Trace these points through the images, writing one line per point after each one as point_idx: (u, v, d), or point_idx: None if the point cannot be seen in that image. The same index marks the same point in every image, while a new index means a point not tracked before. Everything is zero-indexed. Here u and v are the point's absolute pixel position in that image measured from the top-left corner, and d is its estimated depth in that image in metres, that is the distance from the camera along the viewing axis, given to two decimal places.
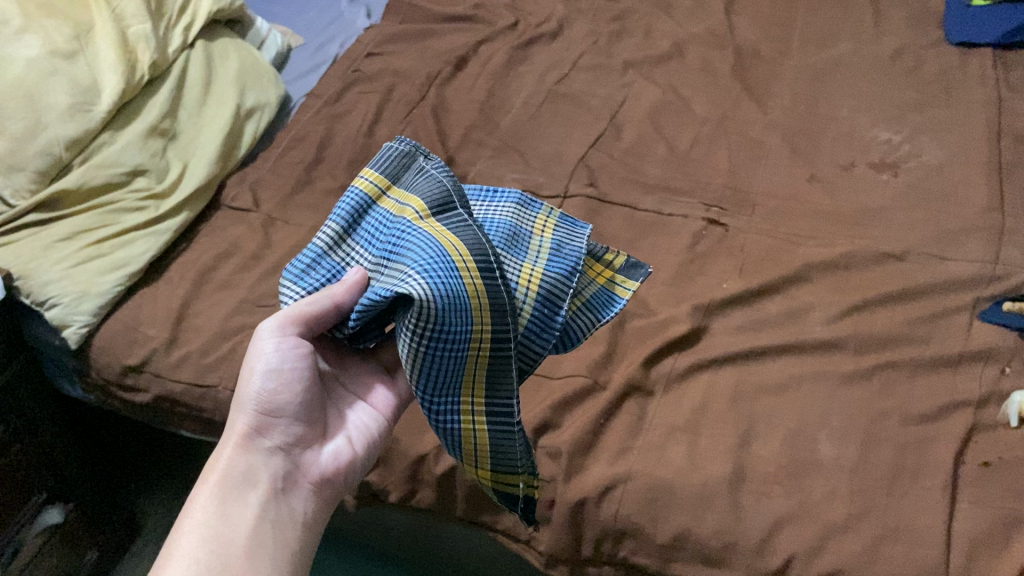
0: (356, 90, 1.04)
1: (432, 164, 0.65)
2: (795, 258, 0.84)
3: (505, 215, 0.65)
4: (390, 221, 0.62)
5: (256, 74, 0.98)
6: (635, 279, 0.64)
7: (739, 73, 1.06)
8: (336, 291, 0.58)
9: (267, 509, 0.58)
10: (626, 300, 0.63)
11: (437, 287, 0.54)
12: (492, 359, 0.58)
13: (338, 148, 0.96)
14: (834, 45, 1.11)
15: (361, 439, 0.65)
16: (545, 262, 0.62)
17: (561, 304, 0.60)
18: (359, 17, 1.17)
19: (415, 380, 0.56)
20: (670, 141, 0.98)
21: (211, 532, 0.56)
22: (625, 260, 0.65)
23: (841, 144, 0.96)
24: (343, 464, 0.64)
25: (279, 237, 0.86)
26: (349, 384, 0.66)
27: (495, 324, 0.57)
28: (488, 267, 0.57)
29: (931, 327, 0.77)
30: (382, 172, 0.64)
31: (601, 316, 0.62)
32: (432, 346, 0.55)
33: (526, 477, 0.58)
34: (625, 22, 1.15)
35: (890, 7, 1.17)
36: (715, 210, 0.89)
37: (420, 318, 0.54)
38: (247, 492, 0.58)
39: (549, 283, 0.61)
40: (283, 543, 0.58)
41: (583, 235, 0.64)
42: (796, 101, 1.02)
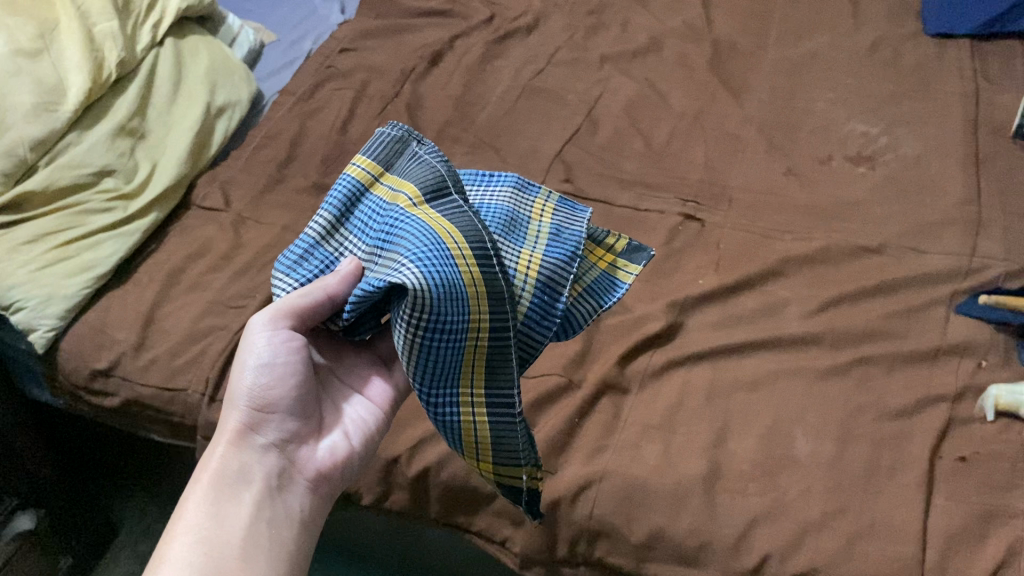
0: (330, 86, 1.03)
1: (425, 148, 0.64)
2: (772, 253, 0.83)
3: (503, 201, 0.65)
4: (383, 207, 0.61)
5: (227, 72, 0.96)
6: (636, 265, 0.63)
7: (717, 67, 1.05)
8: (327, 283, 0.57)
9: (263, 508, 0.57)
10: (628, 286, 0.62)
11: (432, 276, 0.54)
12: (492, 348, 0.57)
13: (311, 146, 0.95)
14: (812, 37, 1.10)
15: (358, 433, 0.64)
16: (545, 248, 0.62)
17: (562, 290, 0.60)
18: (332, 13, 1.15)
19: (412, 371, 0.56)
20: (647, 135, 0.97)
21: (205, 533, 0.55)
22: (626, 244, 0.65)
23: (818, 137, 0.95)
24: (340, 459, 0.63)
25: (250, 237, 0.85)
26: (343, 376, 0.65)
27: (494, 312, 0.56)
28: (486, 255, 0.56)
29: (907, 321, 0.77)
30: (374, 157, 0.64)
31: (603, 302, 0.62)
32: (428, 337, 0.54)
33: (528, 469, 0.57)
34: (602, 15, 1.14)
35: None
36: (691, 205, 0.89)
37: (415, 310, 0.53)
38: (241, 491, 0.57)
39: (547, 269, 0.60)
40: (280, 542, 0.57)
41: (583, 218, 0.64)
42: (774, 94, 1.01)
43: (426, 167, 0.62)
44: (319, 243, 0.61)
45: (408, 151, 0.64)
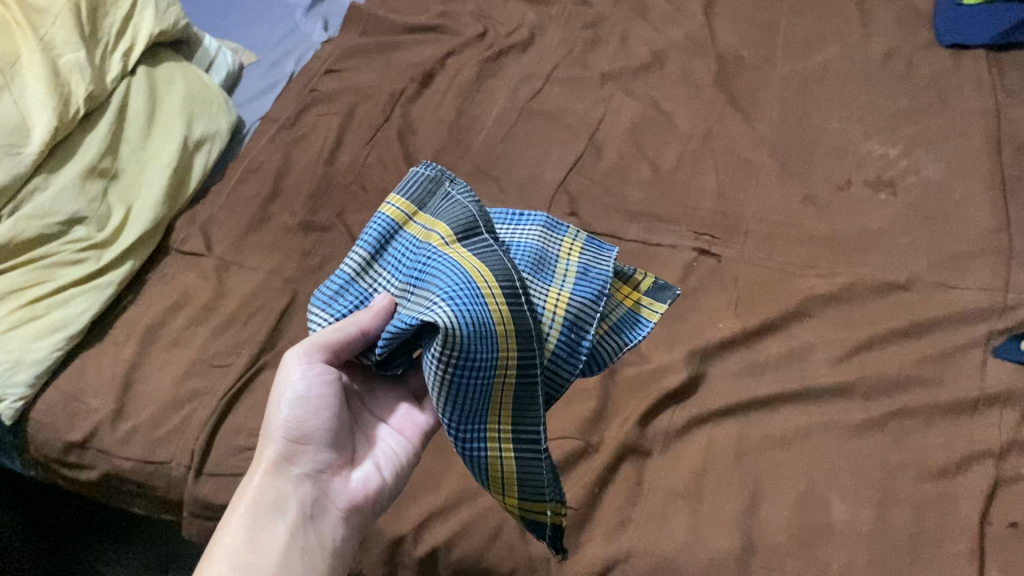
0: (315, 112, 0.97)
1: (457, 189, 0.62)
2: (794, 292, 0.78)
3: (532, 237, 0.62)
4: (416, 246, 0.59)
5: (205, 101, 0.90)
6: (663, 302, 0.60)
7: (724, 83, 1.00)
8: (360, 318, 0.55)
9: (298, 537, 0.55)
10: (654, 322, 0.59)
11: (462, 315, 0.52)
12: (520, 382, 0.55)
13: (297, 180, 0.89)
14: (821, 48, 1.05)
15: (391, 465, 0.62)
16: (571, 286, 0.59)
17: (587, 328, 0.57)
18: (315, 30, 1.08)
19: (441, 408, 0.54)
20: (654, 160, 0.91)
21: (238, 562, 0.53)
22: (652, 282, 0.61)
23: (835, 160, 0.90)
24: (373, 490, 0.60)
25: (234, 284, 0.79)
26: (372, 409, 0.63)
27: (522, 349, 0.54)
28: (515, 292, 0.54)
29: (942, 366, 0.72)
30: (409, 197, 0.62)
31: (628, 338, 0.58)
32: (457, 373, 0.52)
33: (553, 504, 0.54)
34: (600, 29, 1.08)
35: (877, 6, 1.11)
36: (705, 238, 0.83)
37: (447, 349, 0.51)
38: (276, 519, 0.55)
39: (575, 307, 0.58)
40: (313, 572, 0.55)
41: (609, 257, 0.61)
42: (786, 111, 0.96)
43: (456, 204, 0.60)
44: (353, 279, 0.60)
45: (439, 189, 0.62)
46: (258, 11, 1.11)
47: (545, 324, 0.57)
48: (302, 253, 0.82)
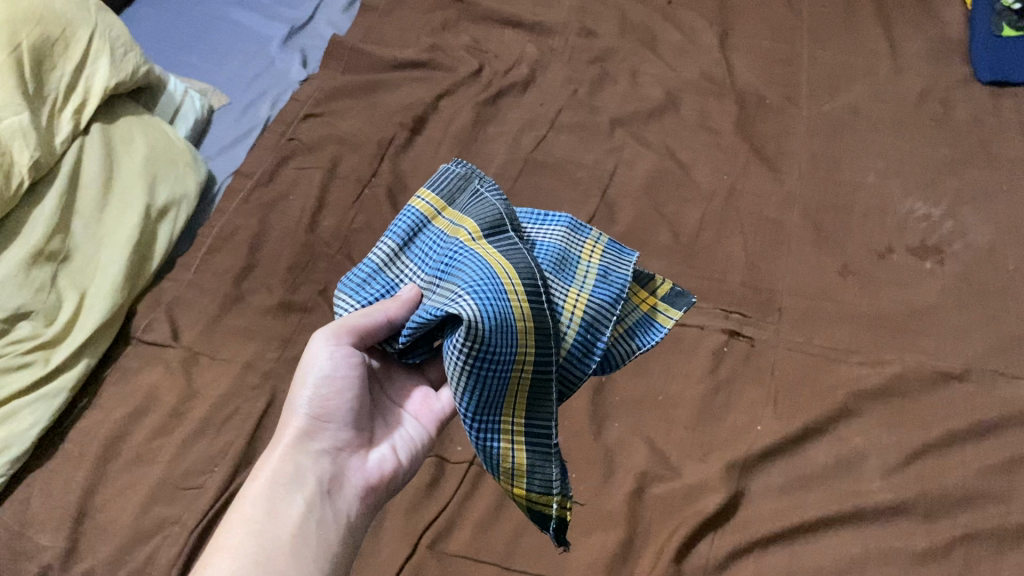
0: (294, 164, 0.87)
1: (486, 185, 0.55)
2: (838, 385, 0.69)
3: (551, 238, 0.54)
4: (442, 241, 0.53)
5: (169, 161, 0.80)
6: (677, 309, 0.52)
7: (746, 129, 0.91)
8: (388, 308, 0.50)
9: (317, 513, 0.49)
10: (668, 328, 0.52)
11: (484, 308, 0.46)
12: (538, 375, 0.48)
13: (275, 248, 0.79)
14: (848, 88, 0.96)
15: (410, 450, 0.55)
16: (590, 285, 0.52)
17: (603, 328, 0.50)
18: (292, 66, 0.98)
19: (457, 397, 0.47)
20: (673, 224, 0.82)
21: (252, 540, 0.47)
22: (671, 287, 0.54)
23: (874, 221, 0.81)
24: (391, 474, 0.54)
25: (205, 382, 0.69)
26: (390, 393, 0.56)
27: (538, 346, 0.48)
28: (537, 289, 0.48)
29: (1011, 477, 0.64)
30: (439, 190, 0.55)
31: (641, 344, 0.51)
32: (477, 364, 0.46)
33: (563, 503, 0.48)
34: (607, 64, 0.99)
35: (906, 37, 1.03)
36: (735, 317, 0.74)
37: (468, 341, 0.45)
38: (295, 494, 0.49)
39: (595, 308, 0.50)
40: (331, 552, 0.48)
41: (630, 260, 0.53)
42: (815, 163, 0.87)
43: (484, 202, 0.53)
44: (380, 270, 0.54)
45: (469, 182, 0.55)
46: (229, 44, 1.00)
47: (561, 323, 0.50)
48: (282, 341, 0.72)
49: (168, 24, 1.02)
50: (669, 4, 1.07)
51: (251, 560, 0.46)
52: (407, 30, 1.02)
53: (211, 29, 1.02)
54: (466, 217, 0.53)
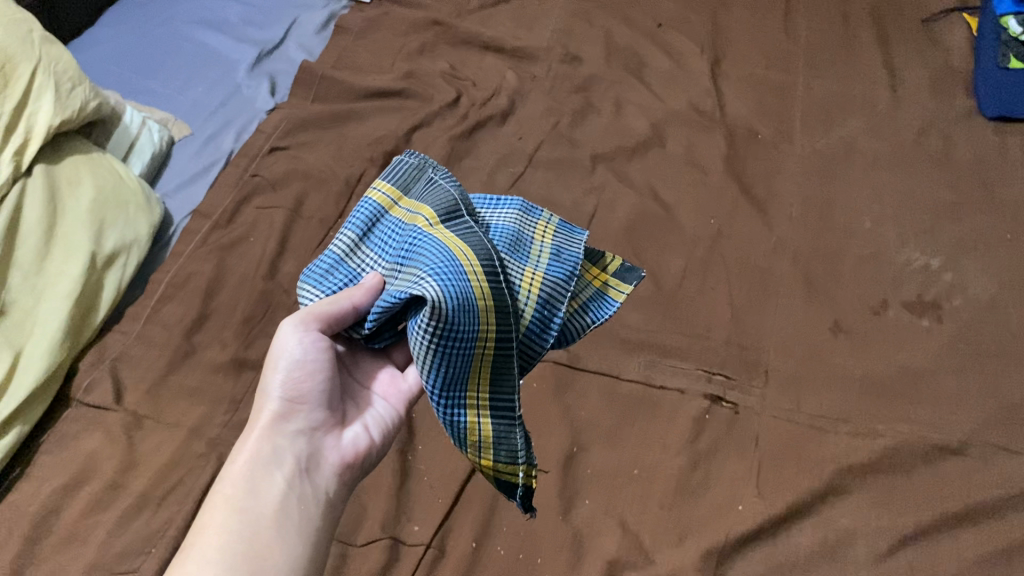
0: (256, 203, 0.82)
1: (441, 175, 0.56)
2: (826, 460, 0.65)
3: (506, 221, 0.55)
4: (401, 228, 0.53)
5: (119, 203, 0.75)
6: (628, 283, 0.54)
7: (735, 166, 0.86)
8: (353, 296, 0.50)
9: (296, 492, 0.49)
10: (620, 302, 0.54)
11: (447, 287, 0.46)
12: (499, 351, 0.49)
13: (231, 296, 0.75)
14: (844, 120, 0.91)
15: (381, 428, 0.56)
16: (544, 264, 0.53)
17: (560, 303, 0.51)
18: (260, 94, 0.93)
19: (423, 375, 0.47)
20: (655, 271, 0.77)
21: (235, 521, 0.47)
22: (620, 263, 0.55)
23: (868, 271, 0.77)
24: (365, 451, 0.54)
25: (148, 449, 0.65)
26: (356, 376, 0.56)
27: (499, 324, 0.48)
28: (496, 269, 0.49)
29: (1009, 568, 0.59)
30: (394, 181, 0.56)
31: (596, 318, 0.53)
32: (443, 343, 0.46)
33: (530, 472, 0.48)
34: (590, 93, 0.94)
35: (906, 65, 0.97)
36: (718, 380, 0.70)
37: (433, 319, 0.45)
38: (273, 475, 0.49)
39: (549, 286, 0.51)
40: (312, 528, 0.49)
41: (579, 240, 0.55)
42: (808, 206, 0.82)
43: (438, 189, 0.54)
44: (342, 260, 0.54)
45: (423, 172, 0.56)
46: (194, 69, 0.95)
47: (519, 301, 0.51)
48: (232, 402, 0.68)
49: (131, 46, 0.97)
50: (658, 28, 1.03)
51: (234, 542, 0.46)
52: (380, 54, 0.98)
53: (175, 52, 0.97)
54: (423, 204, 0.54)
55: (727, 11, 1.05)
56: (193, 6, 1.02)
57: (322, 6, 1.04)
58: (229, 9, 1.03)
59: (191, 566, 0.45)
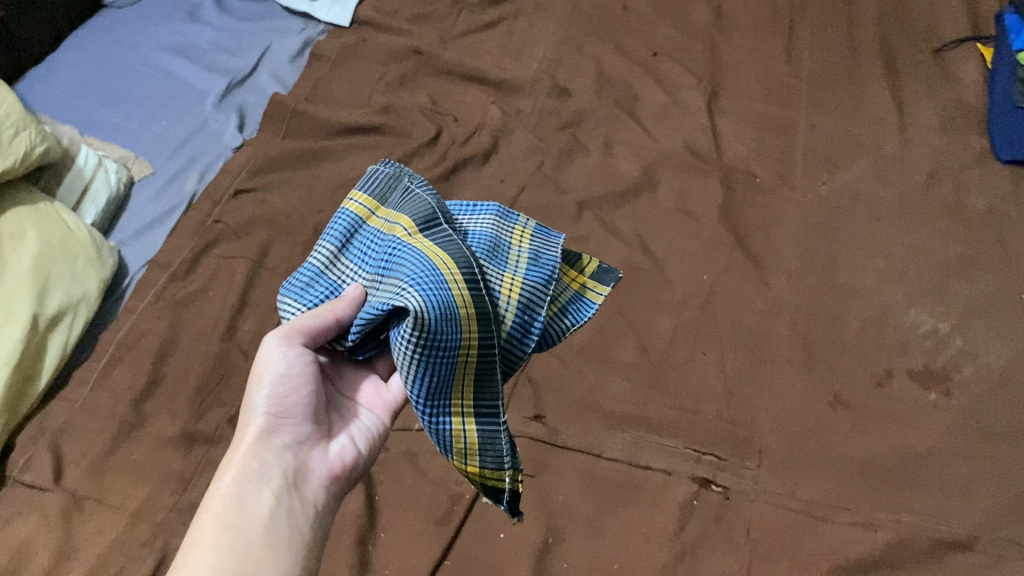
0: (217, 252, 0.77)
1: (417, 183, 0.55)
2: (822, 555, 0.59)
3: (484, 228, 0.55)
4: (379, 239, 0.53)
5: (66, 257, 0.70)
6: (606, 285, 0.54)
7: (730, 214, 0.80)
8: (338, 310, 0.49)
9: (286, 507, 0.47)
10: (599, 304, 0.54)
11: (429, 297, 0.46)
12: (482, 358, 0.49)
13: (185, 359, 0.70)
14: (848, 164, 0.85)
15: (367, 441, 0.54)
16: (523, 269, 0.52)
17: (539, 308, 0.51)
18: (227, 129, 0.87)
19: (408, 384, 0.47)
20: (642, 333, 0.72)
21: (224, 537, 0.44)
22: (597, 264, 0.55)
23: (870, 335, 0.71)
24: (352, 465, 0.53)
25: (86, 535, 0.60)
26: (339, 387, 0.55)
27: (481, 330, 0.48)
28: (476, 276, 0.48)
29: None
30: (370, 190, 0.55)
31: (575, 321, 0.53)
32: (425, 353, 0.46)
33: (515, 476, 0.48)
34: (578, 131, 0.89)
35: (915, 102, 0.92)
36: (708, 460, 0.64)
37: (415, 331, 0.45)
38: (262, 490, 0.47)
39: (529, 291, 0.51)
40: (303, 541, 0.47)
41: (556, 243, 0.54)
42: (808, 261, 0.76)
43: (416, 200, 0.53)
44: (321, 272, 0.53)
45: (398, 181, 0.55)
46: (158, 100, 0.90)
47: (498, 307, 0.50)
48: (181, 482, 0.63)
49: (94, 72, 0.91)
50: (653, 57, 0.97)
51: (224, 558, 0.43)
52: (358, 85, 0.92)
53: (140, 81, 0.91)
54: (401, 213, 0.53)
55: (726, 40, 1.00)
56: (160, 30, 0.97)
57: (298, 31, 0.99)
58: (199, 33, 0.97)
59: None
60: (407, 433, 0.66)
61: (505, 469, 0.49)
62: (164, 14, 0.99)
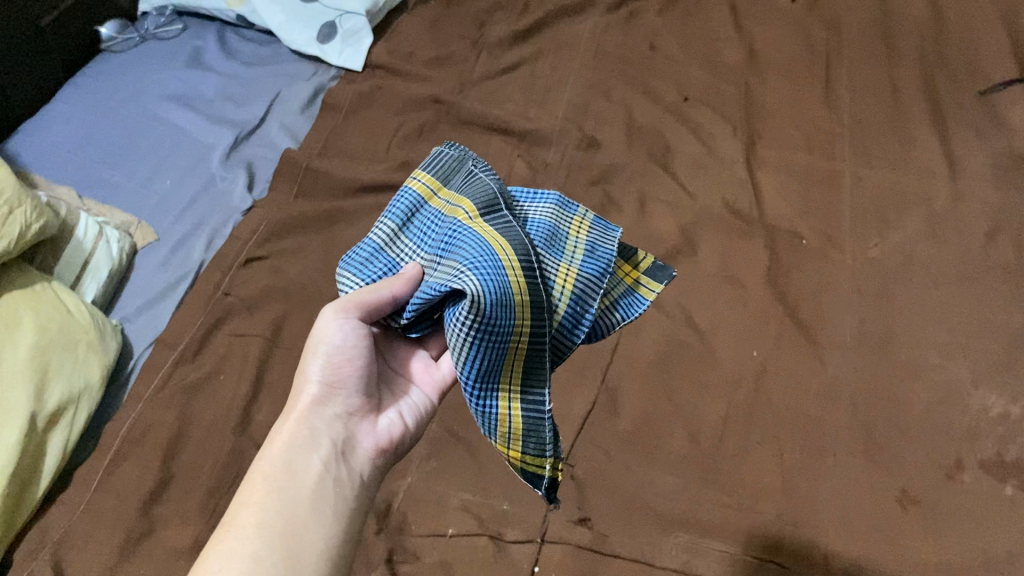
0: (228, 329, 0.72)
1: (481, 168, 0.53)
2: None
3: (541, 215, 0.52)
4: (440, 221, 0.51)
5: (67, 344, 0.64)
6: (660, 282, 0.51)
7: (778, 281, 0.75)
8: (398, 288, 0.48)
9: (333, 475, 0.47)
10: (651, 301, 0.51)
11: (487, 281, 0.43)
12: (534, 345, 0.46)
13: (196, 453, 0.64)
14: (900, 220, 0.80)
15: (414, 417, 0.54)
16: (579, 260, 0.49)
17: (593, 299, 0.48)
18: (236, 187, 0.82)
19: (460, 365, 0.45)
20: (691, 419, 0.66)
21: (273, 499, 0.45)
22: (652, 261, 0.52)
23: (937, 421, 0.66)
24: (398, 440, 0.52)
25: None
26: (390, 363, 0.54)
27: (534, 320, 0.46)
28: (533, 265, 0.46)
29: None
30: (434, 171, 0.53)
31: (626, 315, 0.50)
32: (479, 336, 0.44)
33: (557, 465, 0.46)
34: (609, 187, 0.84)
35: (965, 144, 0.86)
36: (770, 568, 0.59)
37: (471, 315, 0.43)
38: (311, 457, 0.47)
39: (584, 282, 0.48)
40: (347, 509, 0.47)
41: (615, 236, 0.51)
42: (864, 334, 0.71)
43: (478, 183, 0.51)
44: (381, 250, 0.52)
45: (465, 162, 0.53)
46: (162, 156, 0.84)
47: (551, 296, 0.48)
48: None
49: (93, 125, 0.86)
50: (685, 102, 0.92)
51: (273, 517, 0.44)
52: (374, 136, 0.87)
53: (142, 134, 0.86)
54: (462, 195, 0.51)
55: (760, 82, 0.93)
56: (162, 77, 0.91)
57: (307, 77, 0.94)
58: (204, 80, 0.91)
59: (230, 539, 0.42)
60: (441, 538, 0.61)
61: (547, 457, 0.46)
62: (166, 59, 0.94)
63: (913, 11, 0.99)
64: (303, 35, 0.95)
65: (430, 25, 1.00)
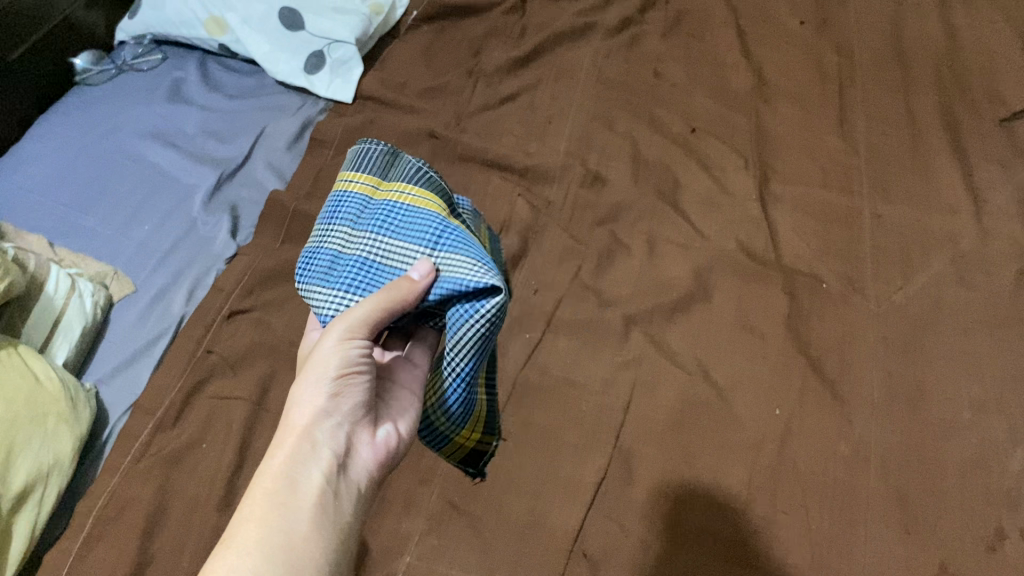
0: (211, 390, 0.66)
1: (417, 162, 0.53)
2: None
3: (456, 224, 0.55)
4: (410, 214, 0.49)
5: (36, 417, 0.59)
6: None
7: (799, 331, 0.70)
8: (408, 297, 0.45)
9: (335, 492, 0.45)
10: None
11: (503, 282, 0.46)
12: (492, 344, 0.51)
13: (174, 532, 0.59)
14: (924, 258, 0.74)
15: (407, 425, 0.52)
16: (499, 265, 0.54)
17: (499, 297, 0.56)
18: (219, 231, 0.77)
19: (459, 358, 0.47)
20: (711, 488, 0.62)
21: (274, 515, 0.43)
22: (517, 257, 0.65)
23: (974, 487, 0.60)
24: (394, 449, 0.51)
25: None
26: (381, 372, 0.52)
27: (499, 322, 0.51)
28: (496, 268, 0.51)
29: None
30: (370, 168, 0.53)
31: None
32: (490, 334, 0.47)
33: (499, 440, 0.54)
34: (616, 227, 0.79)
35: (987, 168, 0.79)
36: None
37: (499, 312, 0.46)
38: (315, 472, 0.45)
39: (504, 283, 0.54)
40: (344, 527, 0.45)
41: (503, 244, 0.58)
42: (893, 388, 0.66)
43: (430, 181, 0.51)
44: (338, 253, 0.51)
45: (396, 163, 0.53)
46: (141, 197, 0.79)
47: None
48: None
49: (67, 164, 0.81)
50: (692, 133, 0.87)
51: (273, 536, 0.42)
52: None
53: (119, 173, 0.81)
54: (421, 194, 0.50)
55: (771, 111, 0.88)
56: (141, 111, 0.86)
57: (294, 110, 0.90)
58: (184, 114, 0.87)
59: (231, 558, 0.41)
60: None
61: (493, 434, 0.55)
62: (145, 91, 0.89)
63: (928, 30, 0.92)
64: (290, 65, 0.90)
65: (424, 53, 0.96)
